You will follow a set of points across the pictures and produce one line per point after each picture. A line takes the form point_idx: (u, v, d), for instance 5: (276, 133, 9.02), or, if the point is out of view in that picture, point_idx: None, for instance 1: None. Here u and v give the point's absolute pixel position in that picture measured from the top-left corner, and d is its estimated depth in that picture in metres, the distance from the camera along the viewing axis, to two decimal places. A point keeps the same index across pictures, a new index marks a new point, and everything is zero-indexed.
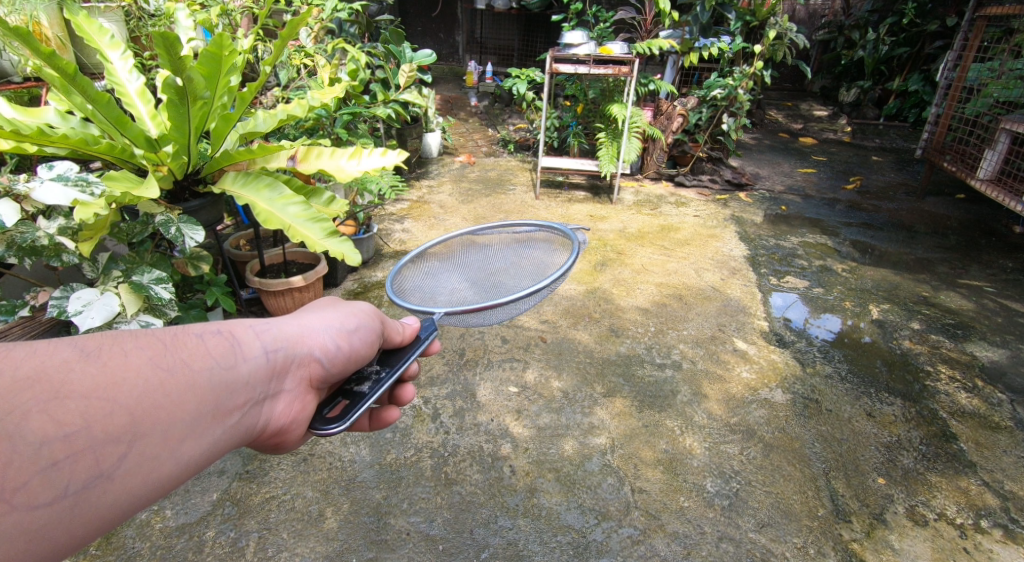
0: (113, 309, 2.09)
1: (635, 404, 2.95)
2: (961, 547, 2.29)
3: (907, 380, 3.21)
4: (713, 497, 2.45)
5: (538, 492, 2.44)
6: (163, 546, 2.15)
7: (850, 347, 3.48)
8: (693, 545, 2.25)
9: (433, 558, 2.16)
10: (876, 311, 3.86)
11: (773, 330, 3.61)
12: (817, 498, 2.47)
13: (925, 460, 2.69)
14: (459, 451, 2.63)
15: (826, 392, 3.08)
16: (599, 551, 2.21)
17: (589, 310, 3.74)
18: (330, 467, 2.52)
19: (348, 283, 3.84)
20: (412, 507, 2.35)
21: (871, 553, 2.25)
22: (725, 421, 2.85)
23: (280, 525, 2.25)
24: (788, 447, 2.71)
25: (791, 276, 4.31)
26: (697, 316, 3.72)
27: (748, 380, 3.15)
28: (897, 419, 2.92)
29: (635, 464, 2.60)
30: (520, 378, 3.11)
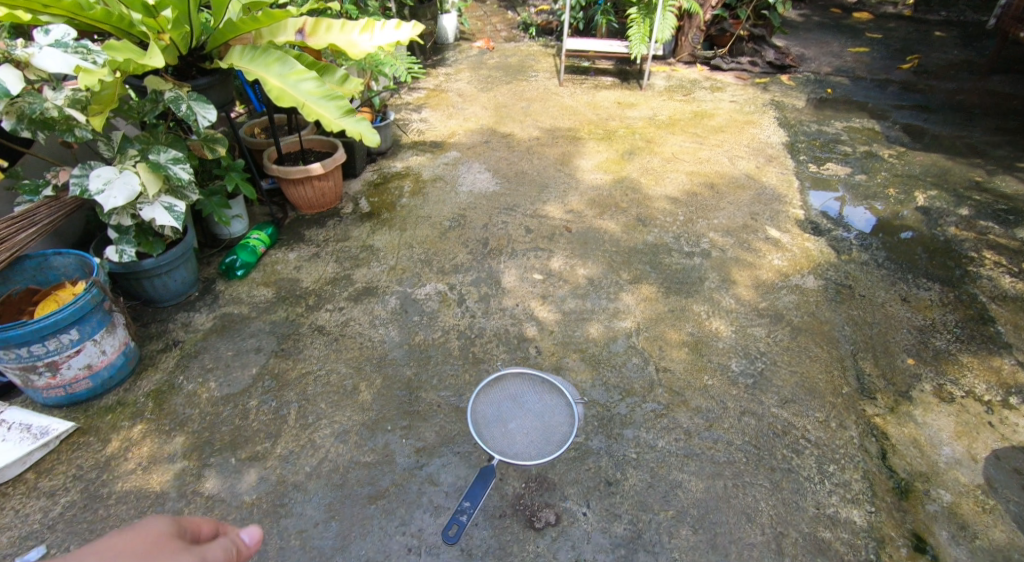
0: (133, 189, 2.11)
1: (661, 290, 2.92)
2: (986, 421, 2.30)
3: (947, 266, 3.09)
4: (738, 376, 2.47)
5: (563, 370, 2.48)
6: (211, 413, 2.21)
7: (888, 231, 3.37)
8: (716, 418, 2.29)
9: (464, 427, 2.21)
10: (923, 198, 3.64)
11: (809, 219, 3.44)
12: (844, 378, 2.46)
13: (960, 342, 2.64)
14: (486, 333, 2.63)
15: (861, 279, 2.99)
16: (623, 423, 2.28)
17: (616, 200, 3.59)
18: (361, 346, 2.53)
19: (367, 173, 3.78)
20: (442, 383, 2.38)
21: (894, 427, 2.27)
22: (753, 306, 2.82)
23: (318, 397, 2.30)
24: (817, 330, 2.68)
25: (831, 163, 4.06)
26: (730, 205, 3.56)
27: (780, 267, 3.05)
28: (933, 304, 2.85)
29: (661, 346, 2.61)
30: (545, 265, 3.04)
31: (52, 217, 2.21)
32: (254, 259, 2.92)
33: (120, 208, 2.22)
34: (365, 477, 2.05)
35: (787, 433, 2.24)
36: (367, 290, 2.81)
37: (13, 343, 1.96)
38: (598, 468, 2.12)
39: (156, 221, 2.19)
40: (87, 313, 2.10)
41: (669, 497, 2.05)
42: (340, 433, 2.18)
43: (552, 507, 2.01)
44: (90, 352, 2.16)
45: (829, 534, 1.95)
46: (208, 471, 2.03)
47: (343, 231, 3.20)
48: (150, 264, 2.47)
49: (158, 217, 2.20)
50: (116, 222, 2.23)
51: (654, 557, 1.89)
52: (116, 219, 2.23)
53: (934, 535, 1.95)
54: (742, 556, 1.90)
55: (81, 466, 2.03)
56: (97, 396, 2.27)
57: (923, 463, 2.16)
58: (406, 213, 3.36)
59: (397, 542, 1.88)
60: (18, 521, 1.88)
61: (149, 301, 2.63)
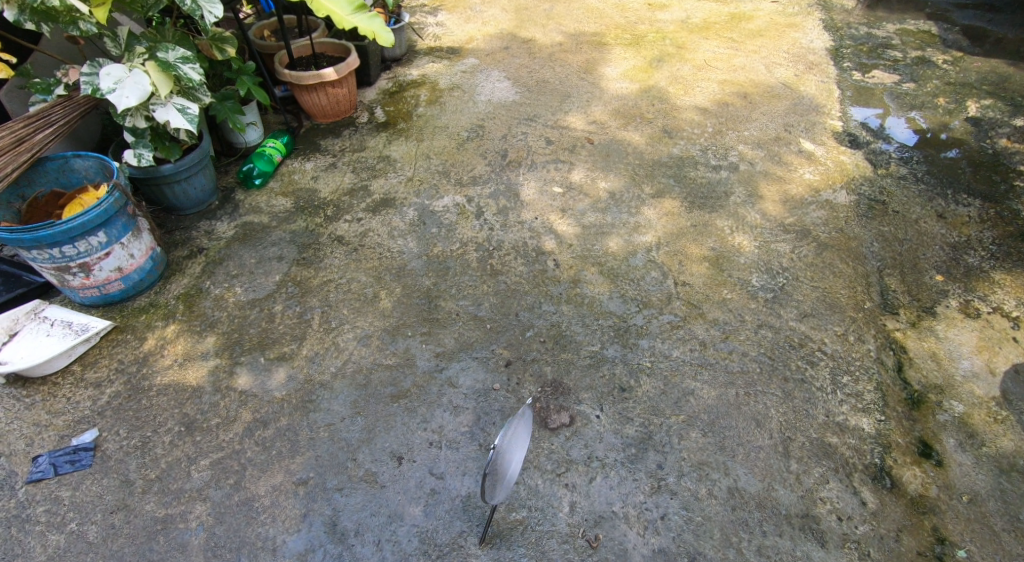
0: (145, 89, 2.11)
1: (685, 205, 2.75)
2: (1010, 336, 2.19)
3: (992, 181, 2.89)
4: (758, 290, 2.37)
5: (581, 283, 2.42)
6: (239, 316, 2.33)
7: (933, 147, 3.11)
8: (732, 330, 2.23)
9: (482, 334, 2.24)
10: (976, 108, 3.40)
11: (846, 131, 3.20)
12: (867, 294, 2.33)
13: (995, 260, 2.48)
14: (504, 246, 2.58)
15: (896, 195, 2.78)
16: (639, 333, 2.23)
17: (641, 110, 3.36)
18: (380, 256, 2.56)
19: (383, 82, 3.68)
20: (460, 292, 2.40)
21: (913, 342, 2.18)
22: (779, 221, 2.65)
23: (340, 303, 2.37)
24: (844, 247, 2.52)
25: (877, 70, 3.75)
26: (762, 116, 3.29)
27: (811, 182, 2.86)
28: (970, 221, 2.66)
29: (681, 261, 2.49)
30: (566, 178, 2.91)
31: (66, 117, 2.33)
32: (271, 168, 2.95)
33: (134, 110, 2.24)
34: (388, 378, 2.11)
35: (803, 346, 2.17)
36: (385, 202, 2.81)
37: (45, 243, 2.09)
38: (612, 375, 2.10)
39: (169, 123, 2.21)
40: (112, 217, 2.22)
41: (680, 403, 2.02)
42: (362, 337, 2.24)
43: (566, 410, 2.01)
44: (119, 256, 2.29)
45: (836, 440, 1.91)
46: (239, 369, 2.15)
47: (359, 142, 3.18)
48: (169, 169, 2.55)
49: (171, 120, 2.21)
50: (131, 124, 2.28)
51: (664, 455, 1.89)
52: (131, 121, 2.26)
53: (940, 441, 1.91)
54: (749, 458, 1.88)
55: (122, 360, 2.19)
56: (130, 298, 2.41)
57: (938, 376, 2.08)
58: (423, 124, 3.29)
59: (419, 437, 1.95)
60: (70, 407, 2.06)
61: (171, 208, 2.73)
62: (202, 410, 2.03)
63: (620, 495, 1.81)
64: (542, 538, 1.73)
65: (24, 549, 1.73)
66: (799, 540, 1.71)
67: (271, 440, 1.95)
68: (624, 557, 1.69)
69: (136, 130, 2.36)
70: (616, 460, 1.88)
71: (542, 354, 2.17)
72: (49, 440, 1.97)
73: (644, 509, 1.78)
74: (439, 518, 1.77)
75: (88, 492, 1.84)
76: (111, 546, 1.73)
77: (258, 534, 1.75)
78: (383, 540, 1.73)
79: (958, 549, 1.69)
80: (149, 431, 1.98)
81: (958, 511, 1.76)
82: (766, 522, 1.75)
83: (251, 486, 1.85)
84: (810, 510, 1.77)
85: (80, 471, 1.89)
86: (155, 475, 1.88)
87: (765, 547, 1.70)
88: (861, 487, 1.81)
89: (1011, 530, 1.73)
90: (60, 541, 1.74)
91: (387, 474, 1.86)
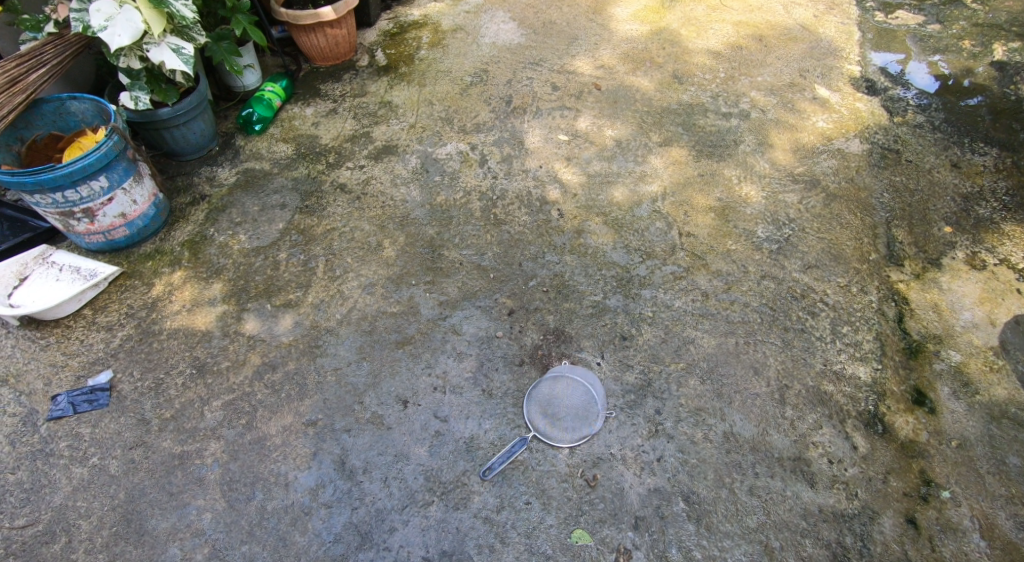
0: (136, 27, 2.17)
1: (692, 153, 2.72)
2: (1015, 288, 2.19)
3: (1013, 129, 2.78)
4: (763, 242, 2.37)
5: (585, 233, 2.42)
6: (244, 263, 2.37)
7: (954, 94, 2.97)
8: (735, 282, 2.25)
9: (486, 283, 2.27)
10: (1004, 52, 3.18)
11: (864, 77, 3.06)
12: (873, 245, 2.33)
13: (1006, 211, 2.45)
14: (508, 196, 2.58)
15: (911, 143, 2.72)
16: (641, 284, 2.25)
17: (651, 54, 3.24)
18: (383, 205, 2.57)
19: (383, 23, 3.58)
20: (463, 242, 2.41)
21: (916, 293, 2.19)
22: (789, 171, 2.62)
23: (345, 252, 2.40)
24: (853, 198, 2.50)
25: (902, 10, 3.51)
26: (777, 61, 3.16)
27: (824, 130, 2.79)
28: (985, 171, 2.61)
29: (686, 212, 2.49)
30: (571, 126, 2.87)
31: (58, 57, 2.34)
32: (271, 114, 2.92)
33: (128, 50, 2.29)
34: (393, 325, 2.16)
35: (805, 297, 2.19)
36: (387, 149, 2.80)
37: (47, 186, 2.11)
38: (613, 324, 2.14)
39: (164, 63, 2.28)
40: (112, 161, 2.23)
41: (680, 351, 2.07)
42: (367, 285, 2.28)
43: (567, 358, 2.06)
44: (122, 201, 2.31)
45: (832, 388, 1.96)
46: (246, 315, 2.21)
47: (360, 86, 3.13)
48: (167, 113, 2.54)
49: (166, 59, 2.28)
50: (126, 65, 2.32)
51: (662, 401, 1.95)
52: (126, 62, 2.30)
53: (934, 389, 1.95)
54: (745, 404, 1.94)
55: (132, 305, 2.25)
56: (136, 244, 2.46)
57: (938, 326, 2.10)
58: (425, 68, 3.22)
59: (423, 382, 2.01)
60: (84, 350, 2.13)
61: (172, 154, 2.74)
62: (212, 354, 2.10)
63: (618, 438, 1.88)
64: (542, 478, 1.82)
65: (51, 481, 1.84)
66: (789, 481, 1.79)
67: (280, 384, 2.02)
68: (620, 495, 1.77)
69: (131, 72, 2.38)
70: (615, 405, 1.95)
71: (545, 303, 2.21)
72: (67, 380, 2.05)
73: (640, 451, 1.85)
74: (443, 458, 1.85)
75: (108, 430, 1.93)
76: (132, 479, 1.83)
77: (271, 470, 1.84)
78: (390, 477, 1.82)
79: (942, 490, 1.76)
80: (162, 373, 2.06)
81: (946, 455, 1.82)
82: (758, 464, 1.82)
83: (263, 426, 1.93)
84: (801, 453, 1.84)
85: (98, 410, 1.98)
86: (170, 415, 1.96)
87: (756, 487, 1.78)
88: (852, 433, 1.87)
89: (996, 473, 1.79)
90: (84, 474, 1.85)
91: (393, 417, 1.94)
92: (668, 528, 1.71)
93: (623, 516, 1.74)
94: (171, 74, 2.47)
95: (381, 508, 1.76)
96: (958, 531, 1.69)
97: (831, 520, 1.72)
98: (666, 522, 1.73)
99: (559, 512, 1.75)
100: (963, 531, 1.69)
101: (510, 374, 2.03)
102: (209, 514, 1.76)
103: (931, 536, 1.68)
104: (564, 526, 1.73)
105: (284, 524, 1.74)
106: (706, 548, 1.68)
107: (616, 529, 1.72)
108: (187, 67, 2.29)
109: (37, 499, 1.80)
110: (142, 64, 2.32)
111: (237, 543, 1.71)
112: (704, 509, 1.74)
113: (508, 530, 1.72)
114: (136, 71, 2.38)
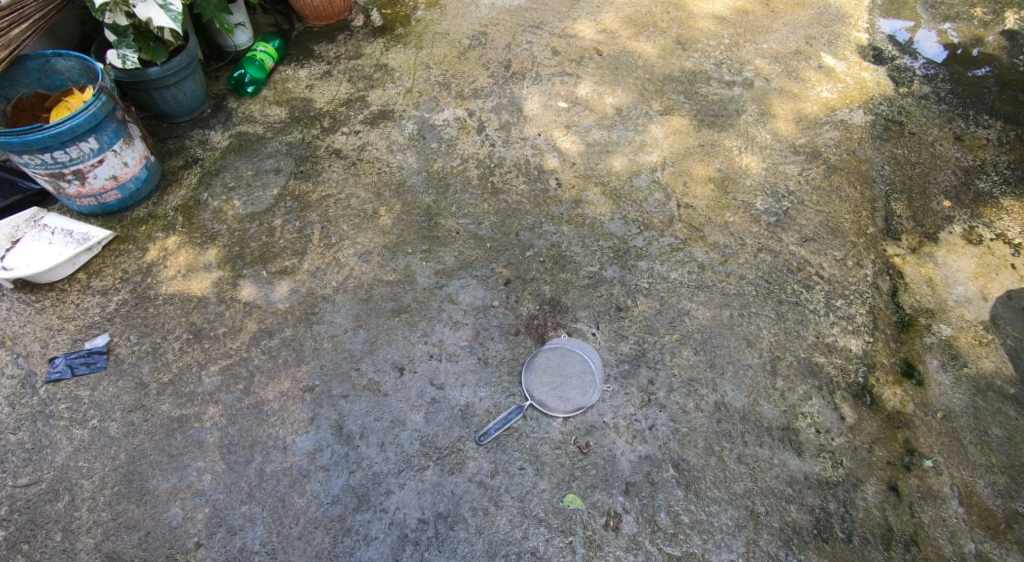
0: None
1: (693, 123, 2.68)
2: (1009, 264, 2.20)
3: (1018, 101, 2.74)
4: (761, 214, 2.36)
5: (583, 203, 2.41)
6: (239, 229, 2.36)
7: (962, 63, 2.91)
8: (732, 254, 2.25)
9: (483, 253, 2.27)
10: (1016, 20, 3.10)
11: (872, 45, 3.00)
12: (871, 219, 2.33)
13: (1006, 185, 2.44)
14: (506, 164, 2.55)
15: (915, 115, 2.69)
16: (638, 255, 2.25)
17: (655, 19, 3.16)
18: (380, 172, 2.54)
19: None
20: (461, 211, 2.40)
21: (911, 267, 2.20)
22: (790, 142, 2.60)
23: (341, 219, 2.38)
24: (853, 170, 2.48)
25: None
26: (784, 27, 3.09)
27: (828, 100, 2.75)
28: (988, 144, 2.58)
29: (685, 183, 2.47)
30: (571, 93, 2.82)
31: (41, 11, 2.29)
32: (264, 75, 2.87)
33: (113, 5, 2.26)
34: (389, 293, 2.17)
35: (801, 270, 2.20)
36: (384, 114, 2.75)
37: (35, 147, 2.08)
38: (609, 295, 2.15)
39: (153, 21, 2.28)
40: (101, 122, 2.19)
41: (675, 322, 2.08)
42: (363, 253, 2.28)
43: (563, 327, 2.08)
44: (113, 163, 2.29)
45: (824, 359, 1.99)
46: (242, 281, 2.21)
47: (356, 48, 3.06)
48: (156, 73, 2.48)
49: (154, 17, 2.28)
50: (112, 21, 2.30)
51: (655, 371, 1.98)
52: (111, 17, 2.29)
53: (924, 362, 1.98)
54: (737, 375, 1.97)
55: (127, 270, 2.25)
56: (128, 208, 2.44)
57: (931, 300, 2.12)
58: (422, 30, 3.15)
59: (420, 349, 2.03)
60: (80, 313, 2.14)
61: (162, 115, 2.69)
62: (208, 319, 2.11)
63: (612, 407, 1.91)
64: (536, 444, 1.85)
65: (52, 441, 1.87)
66: (777, 450, 1.83)
67: (277, 349, 2.04)
68: (612, 462, 1.82)
69: (117, 29, 2.36)
70: (609, 375, 1.97)
71: (542, 273, 2.21)
72: (64, 343, 2.06)
73: (633, 419, 1.89)
74: (439, 424, 1.88)
75: (106, 393, 1.96)
76: (132, 441, 1.86)
77: (269, 434, 1.87)
78: (386, 442, 1.85)
79: (925, 460, 1.80)
80: (159, 337, 2.07)
81: (932, 426, 1.86)
82: (748, 434, 1.86)
83: (260, 391, 1.95)
84: (790, 424, 1.87)
85: (95, 373, 1.99)
86: (168, 379, 1.98)
87: (745, 455, 1.82)
88: (841, 404, 1.91)
89: (978, 443, 1.83)
90: (84, 435, 1.88)
91: (390, 384, 1.96)
92: (657, 494, 1.76)
93: (615, 481, 1.78)
94: (159, 32, 2.42)
95: (378, 472, 1.80)
96: (939, 498, 1.74)
97: (815, 487, 1.77)
98: (655, 488, 1.77)
99: (552, 477, 1.79)
100: (943, 499, 1.74)
101: (506, 343, 2.05)
102: (209, 476, 1.80)
103: (912, 503, 1.73)
104: (556, 491, 1.77)
105: (282, 486, 1.78)
106: (693, 512, 1.73)
107: (607, 494, 1.76)
108: (176, 25, 2.29)
109: (39, 459, 1.84)
110: (128, 20, 2.31)
111: (237, 504, 1.75)
112: (693, 475, 1.79)
113: (502, 493, 1.76)
114: (122, 28, 2.36)
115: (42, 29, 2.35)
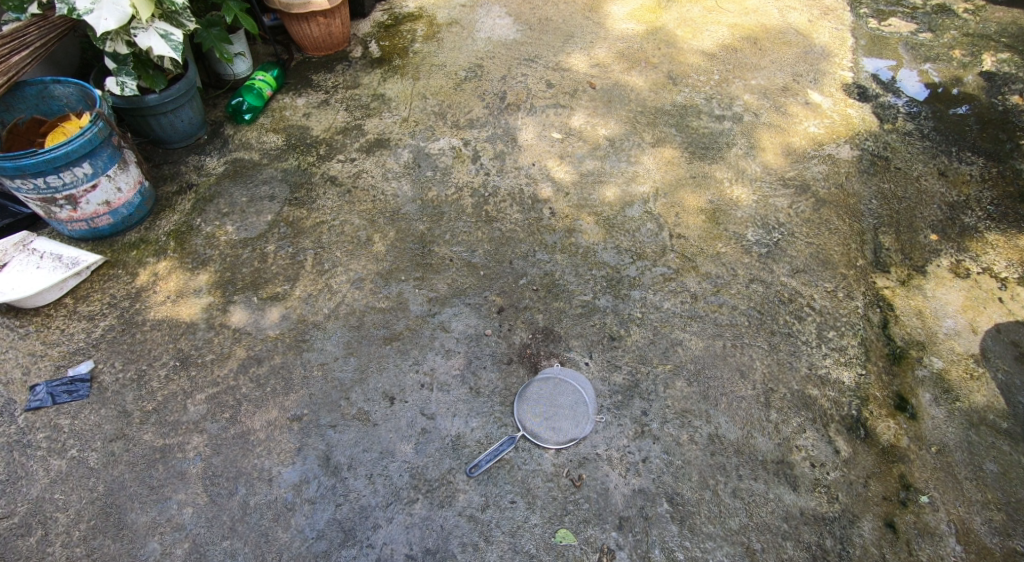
0: (124, 11, 2.14)
1: (684, 155, 2.71)
2: (996, 297, 2.22)
3: (998, 139, 2.81)
4: (752, 245, 2.37)
5: (576, 233, 2.41)
6: (231, 255, 2.33)
7: (943, 102, 2.99)
8: (724, 284, 2.25)
9: (476, 281, 2.26)
10: (993, 61, 3.20)
11: (858, 83, 3.07)
12: (860, 252, 2.34)
13: (990, 220, 2.47)
14: (500, 193, 2.56)
15: (901, 151, 2.74)
16: (631, 284, 2.25)
17: (646, 54, 3.22)
18: (374, 199, 2.54)
19: (377, 14, 3.53)
20: (455, 238, 2.39)
21: (901, 299, 2.21)
22: (780, 174, 2.63)
23: (333, 246, 2.37)
24: (842, 203, 2.51)
25: (895, 18, 3.49)
26: (771, 64, 3.16)
27: (815, 136, 2.79)
28: (971, 179, 2.63)
29: (677, 213, 2.48)
30: (565, 123, 2.86)
31: (42, 40, 2.29)
32: (261, 103, 2.89)
33: (114, 34, 2.27)
34: (380, 321, 2.14)
35: (793, 301, 2.20)
36: (379, 143, 2.77)
37: (28, 172, 2.06)
38: (602, 324, 2.14)
39: (154, 49, 2.28)
40: (96, 148, 2.18)
41: (668, 352, 2.07)
42: (356, 280, 2.26)
43: (556, 357, 2.06)
44: (106, 189, 2.27)
45: (817, 393, 1.97)
46: (232, 307, 2.18)
47: (353, 78, 3.09)
48: (154, 100, 2.49)
49: (154, 46, 2.28)
50: (112, 49, 2.30)
51: (649, 403, 1.95)
52: (112, 46, 2.29)
53: (916, 396, 1.97)
54: (731, 407, 1.94)
55: (115, 295, 2.22)
56: (120, 232, 2.41)
57: (921, 333, 2.12)
58: (420, 61, 3.19)
59: (410, 378, 2.00)
60: (65, 339, 2.09)
61: (158, 141, 2.69)
62: (196, 346, 2.07)
63: (605, 439, 1.88)
64: (528, 477, 1.81)
65: (27, 473, 1.80)
66: (772, 484, 1.80)
67: (264, 378, 2.00)
68: (605, 495, 1.77)
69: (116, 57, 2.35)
70: (602, 406, 1.94)
71: (535, 302, 2.20)
72: (46, 370, 2.01)
73: (627, 452, 1.86)
74: (429, 455, 1.84)
75: (87, 421, 1.90)
76: (111, 473, 1.80)
77: (254, 466, 1.82)
78: (375, 474, 1.80)
79: (921, 495, 1.78)
80: (145, 364, 2.03)
81: (926, 461, 1.84)
82: (743, 467, 1.83)
83: (247, 420, 1.91)
84: (785, 457, 1.85)
85: (77, 401, 1.94)
86: (152, 407, 1.93)
87: (739, 490, 1.79)
88: (835, 437, 1.88)
89: (973, 479, 1.81)
90: (62, 466, 1.81)
91: (379, 414, 1.92)
92: (651, 529, 1.72)
93: (608, 516, 1.74)
94: (160, 60, 2.43)
95: (366, 505, 1.75)
96: (936, 535, 1.71)
97: (811, 523, 1.73)
98: (650, 522, 1.73)
99: (543, 512, 1.75)
100: (940, 536, 1.71)
101: (498, 372, 2.02)
102: (190, 509, 1.74)
103: (909, 540, 1.70)
104: (548, 526, 1.72)
105: (266, 520, 1.73)
106: (689, 548, 1.69)
107: (600, 529, 1.72)
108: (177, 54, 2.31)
109: (13, 491, 1.77)
110: (128, 49, 2.31)
111: (219, 538, 1.69)
112: (688, 510, 1.75)
113: (493, 528, 1.71)
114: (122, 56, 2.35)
115: (42, 56, 2.35)
